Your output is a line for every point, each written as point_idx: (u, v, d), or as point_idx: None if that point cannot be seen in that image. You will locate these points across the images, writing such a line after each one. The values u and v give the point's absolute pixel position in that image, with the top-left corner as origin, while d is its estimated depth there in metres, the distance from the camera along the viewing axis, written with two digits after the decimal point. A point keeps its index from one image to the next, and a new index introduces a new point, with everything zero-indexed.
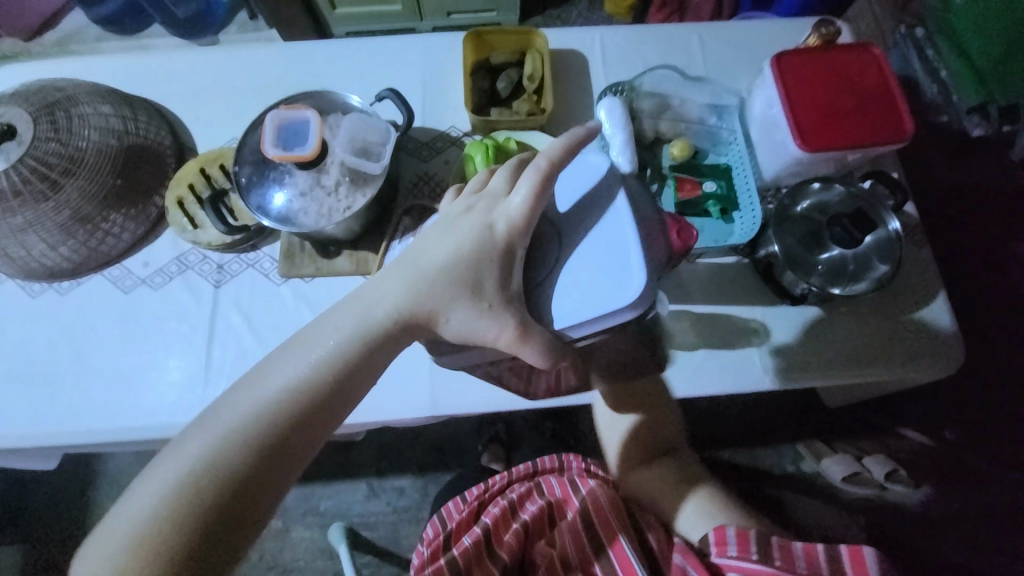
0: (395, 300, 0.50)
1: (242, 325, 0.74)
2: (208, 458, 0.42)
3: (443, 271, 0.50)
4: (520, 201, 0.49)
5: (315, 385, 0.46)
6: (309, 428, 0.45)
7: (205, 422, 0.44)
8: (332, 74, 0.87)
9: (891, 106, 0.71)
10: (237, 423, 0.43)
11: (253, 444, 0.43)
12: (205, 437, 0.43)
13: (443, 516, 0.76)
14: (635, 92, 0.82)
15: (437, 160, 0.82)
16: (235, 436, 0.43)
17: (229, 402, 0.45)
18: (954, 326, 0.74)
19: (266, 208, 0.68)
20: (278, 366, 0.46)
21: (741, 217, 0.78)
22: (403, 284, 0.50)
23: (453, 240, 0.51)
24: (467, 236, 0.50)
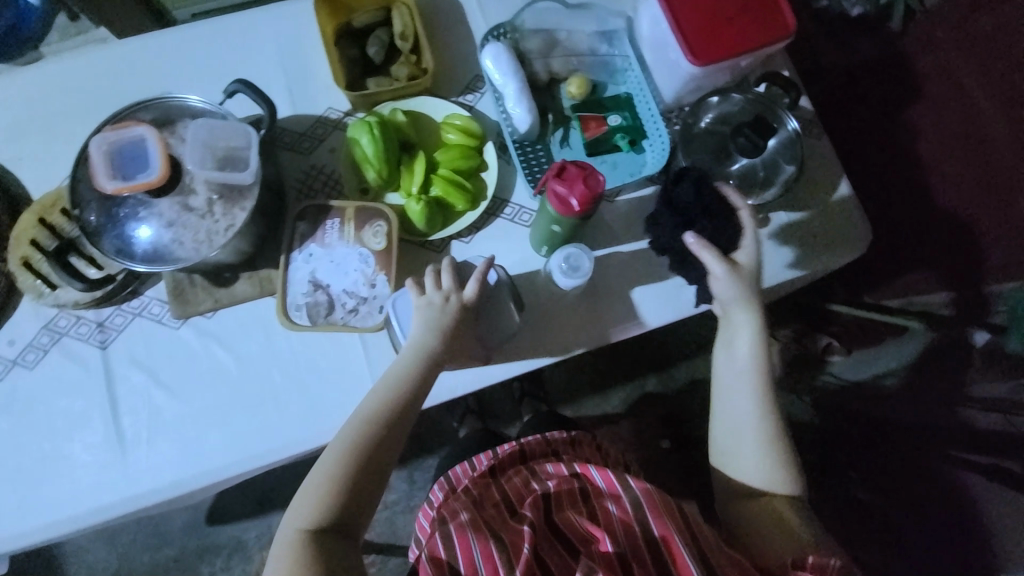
0: (416, 351, 0.61)
1: (150, 383, 0.66)
2: (340, 467, 0.56)
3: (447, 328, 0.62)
4: (474, 287, 0.64)
5: (379, 421, 0.59)
6: (389, 452, 0.58)
7: (311, 474, 0.57)
8: (174, 72, 0.74)
9: (773, 3, 0.69)
10: (355, 440, 0.57)
11: (372, 452, 0.57)
12: (335, 455, 0.57)
13: (449, 479, 0.75)
14: (518, 32, 0.76)
15: (321, 150, 0.73)
16: (355, 448, 0.57)
17: (345, 430, 0.59)
18: (859, 211, 0.78)
19: (130, 249, 0.58)
20: (370, 400, 0.60)
21: (650, 144, 0.76)
22: (420, 340, 0.61)
23: (445, 318, 0.62)
24: (450, 314, 0.63)
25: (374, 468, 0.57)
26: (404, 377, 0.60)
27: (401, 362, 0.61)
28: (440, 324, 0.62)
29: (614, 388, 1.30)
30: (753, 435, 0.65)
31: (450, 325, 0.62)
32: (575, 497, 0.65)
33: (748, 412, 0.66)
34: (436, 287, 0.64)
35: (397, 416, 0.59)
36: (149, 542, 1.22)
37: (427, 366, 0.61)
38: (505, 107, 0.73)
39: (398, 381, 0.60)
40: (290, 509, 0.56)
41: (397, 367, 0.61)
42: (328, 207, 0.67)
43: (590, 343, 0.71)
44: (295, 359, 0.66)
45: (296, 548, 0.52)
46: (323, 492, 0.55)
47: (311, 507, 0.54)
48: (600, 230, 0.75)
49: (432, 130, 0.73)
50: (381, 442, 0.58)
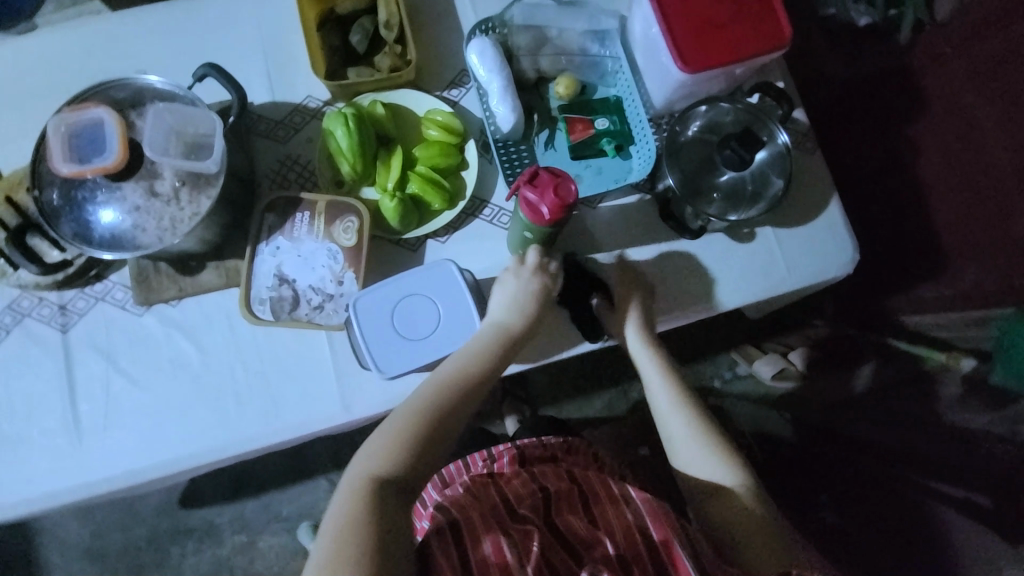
0: (501, 329, 0.62)
1: (110, 369, 0.65)
2: (412, 428, 0.56)
3: (524, 302, 0.63)
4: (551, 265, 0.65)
5: (458, 391, 0.59)
6: (459, 422, 0.59)
7: (381, 427, 0.57)
8: (150, 51, 0.72)
9: (769, 10, 0.66)
10: (430, 404, 0.58)
11: (443, 418, 0.57)
12: (408, 416, 0.57)
13: (443, 476, 0.71)
14: (507, 27, 0.73)
15: (298, 139, 0.71)
16: (429, 412, 0.57)
17: (419, 393, 0.59)
18: (848, 230, 0.76)
19: (89, 234, 0.57)
20: (450, 365, 0.60)
21: (637, 151, 0.74)
22: (504, 316, 0.62)
23: (523, 290, 0.64)
24: (528, 289, 0.64)
25: (443, 434, 0.58)
26: (488, 353, 0.61)
27: (483, 337, 0.62)
28: (518, 299, 0.63)
29: (597, 391, 1.29)
30: (690, 443, 0.67)
31: (536, 305, 0.63)
32: (576, 498, 0.63)
33: (673, 421, 0.69)
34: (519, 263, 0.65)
35: (474, 388, 0.60)
36: (120, 521, 1.20)
37: (507, 341, 0.61)
38: (488, 105, 0.71)
39: (480, 356, 0.61)
40: (356, 460, 0.55)
41: (479, 343, 0.62)
42: (299, 199, 0.65)
43: (560, 352, 0.71)
44: (258, 353, 0.65)
45: (358, 495, 0.51)
46: (396, 452, 0.55)
47: (380, 456, 0.54)
48: (579, 236, 0.73)
49: (413, 124, 0.71)
50: (455, 409, 0.58)
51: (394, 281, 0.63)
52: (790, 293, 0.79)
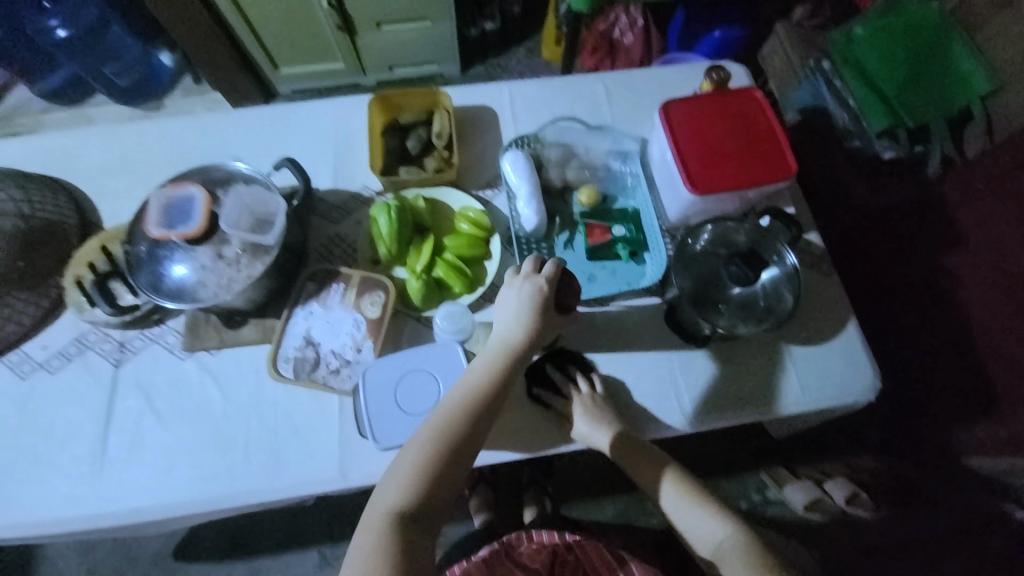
0: (505, 343, 0.61)
1: (146, 406, 0.71)
2: (426, 461, 0.55)
3: (529, 315, 0.62)
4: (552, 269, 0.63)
5: (469, 417, 0.57)
6: (477, 444, 0.58)
7: (399, 459, 0.56)
8: (246, 141, 0.88)
9: (776, 146, 0.73)
10: (442, 436, 0.56)
11: (455, 450, 0.56)
12: (420, 449, 0.56)
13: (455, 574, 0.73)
14: (540, 143, 0.84)
15: (349, 221, 0.81)
16: (441, 444, 0.56)
17: (428, 425, 0.58)
18: (868, 354, 0.75)
19: (160, 284, 0.67)
20: (458, 391, 0.59)
21: (650, 258, 0.80)
22: (507, 336, 0.62)
23: (526, 305, 0.62)
24: (530, 297, 0.62)
25: (460, 459, 0.56)
26: (496, 372, 0.60)
27: (490, 354, 0.61)
28: (522, 311, 0.62)
29: (609, 496, 1.21)
30: (688, 507, 0.67)
31: (535, 318, 0.62)
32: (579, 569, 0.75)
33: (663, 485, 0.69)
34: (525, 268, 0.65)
35: (486, 411, 0.58)
36: (114, 563, 1.20)
37: (512, 355, 0.61)
38: (516, 206, 0.80)
39: (487, 376, 0.60)
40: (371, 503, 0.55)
41: (483, 363, 0.61)
42: (338, 272, 0.74)
43: (559, 446, 0.72)
44: (275, 408, 0.70)
45: (382, 534, 0.52)
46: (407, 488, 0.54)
47: (397, 497, 0.54)
48: (591, 332, 0.76)
49: (448, 218, 0.81)
50: (465, 440, 0.57)
51: (403, 356, 0.67)
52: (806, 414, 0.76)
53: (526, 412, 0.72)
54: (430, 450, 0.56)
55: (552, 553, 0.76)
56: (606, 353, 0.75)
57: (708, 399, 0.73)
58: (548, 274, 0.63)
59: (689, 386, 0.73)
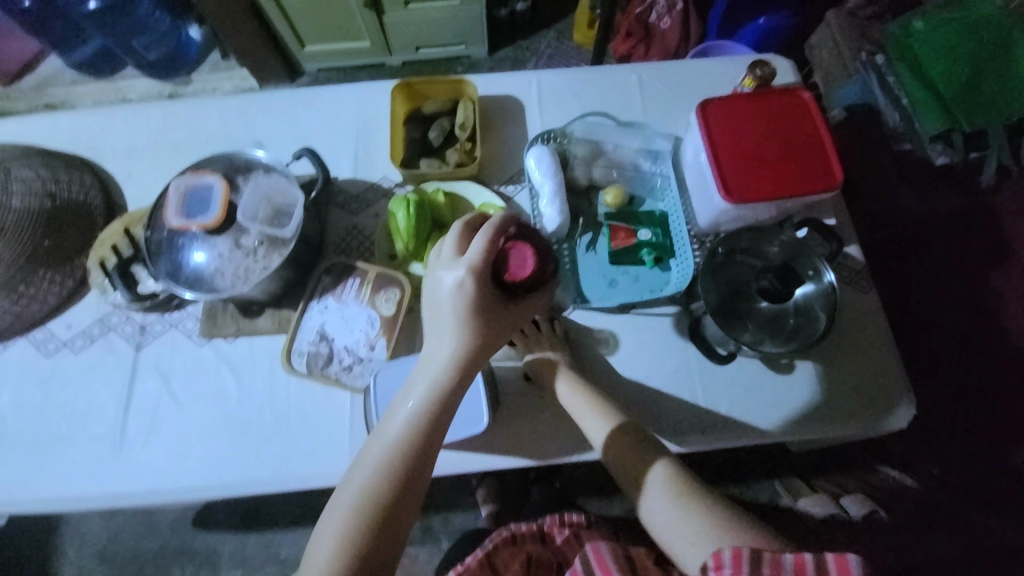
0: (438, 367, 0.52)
1: (164, 390, 0.73)
2: (357, 514, 0.49)
3: (457, 315, 0.53)
4: (476, 256, 0.53)
5: (402, 461, 0.50)
6: (418, 490, 0.51)
7: (324, 521, 0.50)
8: (268, 126, 0.87)
9: (821, 154, 0.68)
10: (373, 481, 0.50)
11: (391, 493, 0.50)
12: (350, 501, 0.50)
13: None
14: (567, 139, 0.81)
15: (367, 212, 0.80)
16: (374, 491, 0.49)
17: (359, 468, 0.51)
18: (904, 379, 0.71)
19: (178, 272, 0.67)
20: (387, 422, 0.52)
21: (676, 265, 0.76)
22: (439, 346, 0.53)
23: (454, 305, 0.53)
24: (455, 292, 0.53)
25: (402, 500, 0.50)
26: (429, 391, 0.52)
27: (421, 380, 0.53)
28: (450, 313, 0.53)
29: (617, 494, 1.20)
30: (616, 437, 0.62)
31: (468, 319, 0.53)
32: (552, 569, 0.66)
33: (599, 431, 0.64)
34: (450, 259, 0.55)
35: (422, 450, 0.51)
36: (136, 527, 1.26)
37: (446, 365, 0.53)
38: (538, 205, 0.77)
39: (418, 411, 0.52)
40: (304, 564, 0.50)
41: (413, 394, 0.53)
42: (354, 267, 0.73)
43: (570, 455, 0.70)
44: (287, 400, 0.70)
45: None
46: (336, 546, 0.48)
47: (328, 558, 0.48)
48: (609, 341, 0.74)
49: (468, 213, 0.78)
50: (404, 479, 0.50)
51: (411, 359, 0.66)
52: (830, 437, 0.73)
53: (538, 419, 0.71)
54: (360, 502, 0.49)
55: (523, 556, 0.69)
56: (625, 363, 0.73)
57: (729, 417, 0.70)
58: (472, 261, 0.54)
59: (708, 402, 0.71)
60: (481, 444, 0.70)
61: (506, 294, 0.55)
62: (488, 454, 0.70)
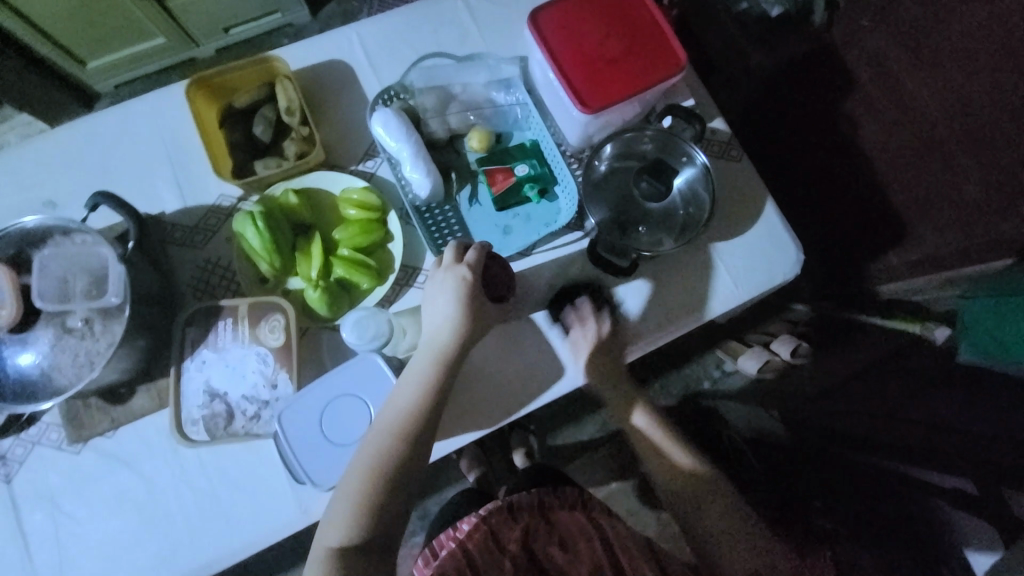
0: (437, 356, 0.60)
1: (54, 516, 0.62)
2: (368, 484, 0.55)
3: (456, 313, 0.61)
4: (472, 258, 0.62)
5: (405, 435, 0.57)
6: (419, 461, 0.58)
7: (338, 492, 0.56)
8: (56, 177, 0.70)
9: (661, 38, 0.66)
10: (381, 457, 0.56)
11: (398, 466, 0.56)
12: (359, 475, 0.56)
13: (432, 549, 0.69)
14: (410, 92, 0.73)
15: (217, 240, 0.69)
16: (382, 466, 0.56)
17: (366, 448, 0.57)
18: (789, 230, 0.75)
19: (2, 387, 0.56)
20: (392, 406, 0.59)
21: (562, 191, 0.73)
22: (437, 336, 0.61)
23: (450, 302, 0.61)
24: (452, 290, 0.61)
25: (404, 474, 0.56)
26: (430, 378, 0.59)
27: (419, 369, 0.60)
28: (450, 310, 0.61)
29: (587, 415, 1.24)
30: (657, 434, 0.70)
31: (462, 313, 0.61)
32: (552, 533, 0.65)
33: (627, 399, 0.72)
34: (452, 261, 0.63)
35: (423, 425, 0.58)
36: None
37: (447, 357, 0.60)
38: (403, 173, 0.70)
39: (420, 394, 0.59)
40: (320, 532, 0.55)
41: (415, 382, 0.59)
42: (222, 306, 0.63)
43: (519, 411, 0.69)
44: (204, 473, 0.62)
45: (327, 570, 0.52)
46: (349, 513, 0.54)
47: (340, 528, 0.54)
48: (521, 289, 0.72)
49: (330, 206, 0.70)
50: (409, 453, 0.57)
51: (322, 384, 0.61)
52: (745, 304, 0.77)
53: (475, 389, 0.69)
54: (370, 475, 0.56)
55: (522, 524, 0.65)
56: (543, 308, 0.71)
57: (651, 319, 0.72)
58: (469, 262, 0.62)
59: (629, 314, 0.71)
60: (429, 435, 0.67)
61: (489, 283, 0.64)
62: (438, 442, 0.67)
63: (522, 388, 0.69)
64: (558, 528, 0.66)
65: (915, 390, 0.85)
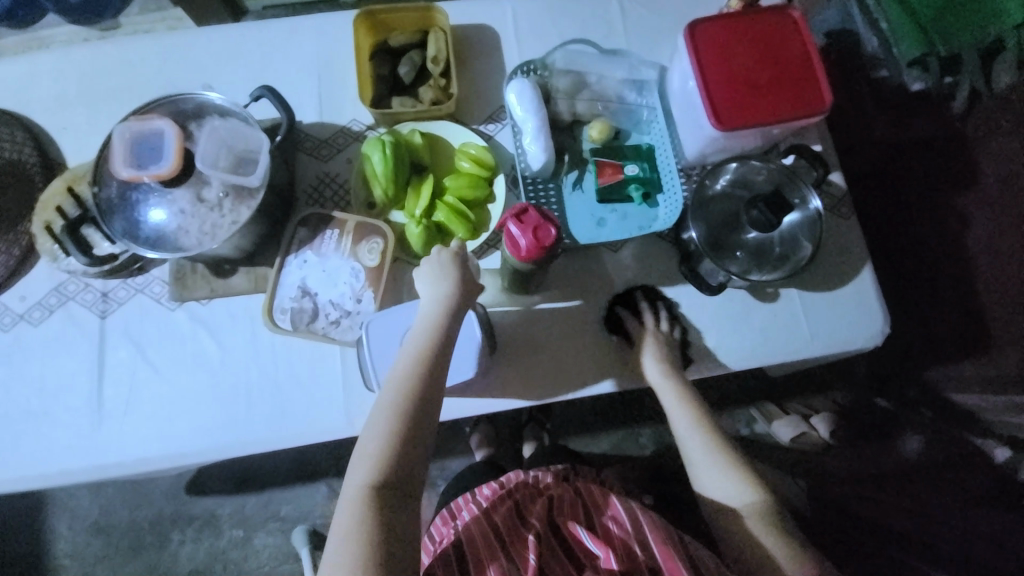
0: (433, 313, 0.59)
1: (138, 358, 0.69)
2: (390, 432, 0.54)
3: (452, 275, 0.60)
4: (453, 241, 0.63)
5: (417, 384, 0.56)
6: (434, 409, 0.56)
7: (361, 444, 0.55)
8: (217, 67, 0.78)
9: (810, 77, 0.66)
10: (398, 406, 0.55)
11: (415, 413, 0.55)
12: (380, 426, 0.55)
13: (452, 508, 0.76)
14: (548, 70, 0.76)
15: (339, 159, 0.75)
16: (398, 415, 0.55)
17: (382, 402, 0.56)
18: (880, 299, 0.73)
19: (137, 230, 0.62)
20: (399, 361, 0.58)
21: (664, 200, 0.75)
22: (435, 296, 0.60)
23: (447, 268, 0.60)
24: (444, 258, 0.61)
25: (422, 419, 0.55)
26: (432, 331, 0.58)
27: (420, 326, 0.59)
28: (443, 274, 0.60)
29: (605, 430, 1.23)
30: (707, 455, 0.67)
31: (458, 274, 0.60)
32: (577, 503, 0.67)
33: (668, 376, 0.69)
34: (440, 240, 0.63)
35: (432, 373, 0.57)
36: (128, 499, 1.24)
37: (447, 313, 0.59)
38: (521, 142, 0.73)
39: (421, 349, 0.58)
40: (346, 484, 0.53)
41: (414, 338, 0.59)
42: (331, 217, 0.69)
43: (566, 394, 0.71)
44: (273, 361, 0.68)
45: (363, 514, 0.51)
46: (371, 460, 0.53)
47: (366, 476, 0.53)
48: (600, 281, 0.74)
49: (448, 155, 0.74)
50: (422, 400, 0.56)
51: (405, 310, 0.65)
52: (812, 358, 0.76)
53: (532, 362, 0.71)
54: (389, 423, 0.55)
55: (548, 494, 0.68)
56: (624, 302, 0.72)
57: (718, 345, 0.72)
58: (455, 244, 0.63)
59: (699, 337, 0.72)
60: (478, 392, 0.70)
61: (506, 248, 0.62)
62: (484, 401, 0.70)
63: (575, 374, 0.71)
64: (584, 498, 0.69)
65: (965, 501, 0.81)
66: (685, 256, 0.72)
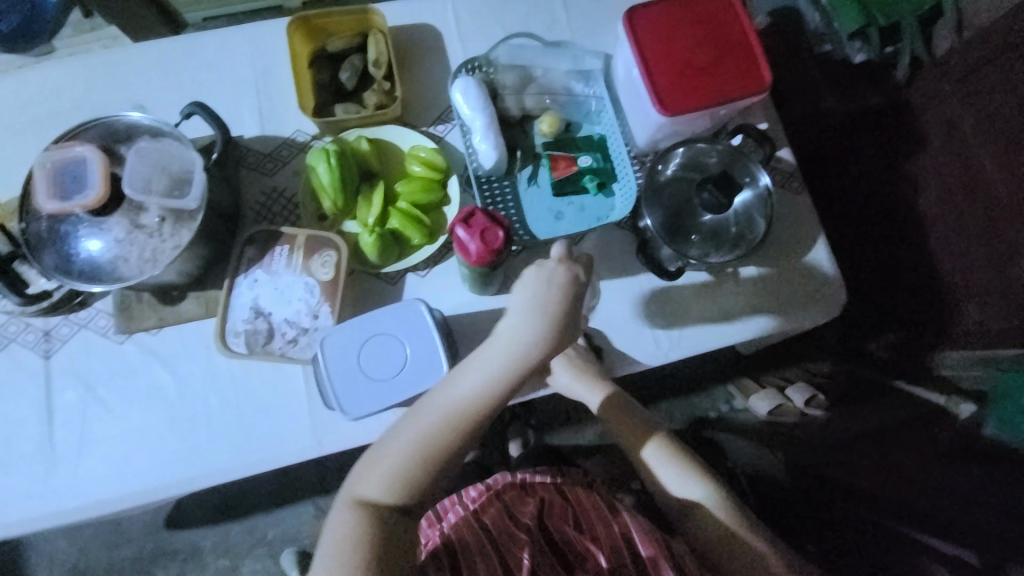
0: (515, 356, 0.53)
1: (88, 396, 0.66)
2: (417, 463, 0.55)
3: (551, 318, 0.53)
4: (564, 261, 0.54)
5: (466, 426, 0.55)
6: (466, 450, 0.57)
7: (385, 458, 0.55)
8: (149, 85, 0.74)
9: (750, 57, 0.67)
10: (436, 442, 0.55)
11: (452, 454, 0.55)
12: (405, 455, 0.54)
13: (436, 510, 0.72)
14: (493, 66, 0.75)
15: (285, 172, 0.72)
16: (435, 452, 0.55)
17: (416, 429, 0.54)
18: (835, 269, 0.75)
19: (70, 264, 0.59)
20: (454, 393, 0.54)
21: (620, 188, 0.74)
22: (523, 332, 0.53)
23: (548, 299, 0.53)
24: (557, 284, 0.53)
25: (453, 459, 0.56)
26: (502, 379, 0.54)
27: (496, 362, 0.53)
28: (539, 309, 0.52)
29: (588, 421, 1.24)
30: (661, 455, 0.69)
31: (559, 317, 0.53)
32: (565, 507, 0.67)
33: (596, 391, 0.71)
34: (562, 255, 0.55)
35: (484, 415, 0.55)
36: (105, 539, 1.20)
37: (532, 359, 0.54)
38: (471, 142, 0.72)
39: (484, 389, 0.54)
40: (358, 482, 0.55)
41: (478, 372, 0.54)
42: (280, 233, 0.67)
43: (535, 391, 0.72)
44: (233, 386, 0.65)
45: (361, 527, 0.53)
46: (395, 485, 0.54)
47: (378, 488, 0.54)
48: None
49: (397, 159, 0.73)
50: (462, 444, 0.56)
51: (360, 323, 0.64)
52: (776, 333, 0.77)
53: None
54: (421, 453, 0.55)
55: (536, 497, 0.67)
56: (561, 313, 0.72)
57: (684, 329, 0.72)
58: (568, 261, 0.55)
59: (663, 322, 0.73)
60: None
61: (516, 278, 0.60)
62: None
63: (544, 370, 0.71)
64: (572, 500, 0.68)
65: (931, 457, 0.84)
66: (643, 244, 0.72)
